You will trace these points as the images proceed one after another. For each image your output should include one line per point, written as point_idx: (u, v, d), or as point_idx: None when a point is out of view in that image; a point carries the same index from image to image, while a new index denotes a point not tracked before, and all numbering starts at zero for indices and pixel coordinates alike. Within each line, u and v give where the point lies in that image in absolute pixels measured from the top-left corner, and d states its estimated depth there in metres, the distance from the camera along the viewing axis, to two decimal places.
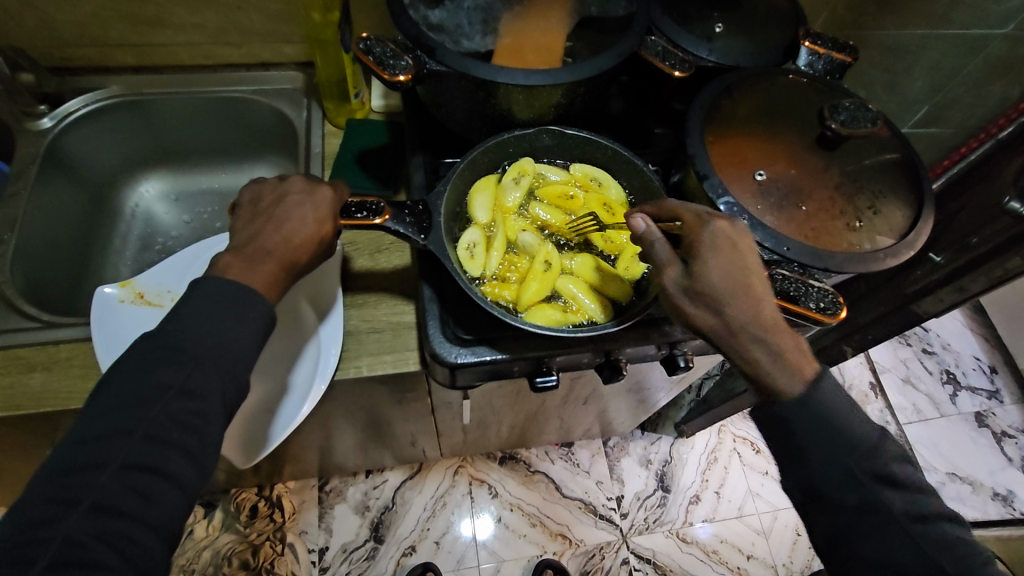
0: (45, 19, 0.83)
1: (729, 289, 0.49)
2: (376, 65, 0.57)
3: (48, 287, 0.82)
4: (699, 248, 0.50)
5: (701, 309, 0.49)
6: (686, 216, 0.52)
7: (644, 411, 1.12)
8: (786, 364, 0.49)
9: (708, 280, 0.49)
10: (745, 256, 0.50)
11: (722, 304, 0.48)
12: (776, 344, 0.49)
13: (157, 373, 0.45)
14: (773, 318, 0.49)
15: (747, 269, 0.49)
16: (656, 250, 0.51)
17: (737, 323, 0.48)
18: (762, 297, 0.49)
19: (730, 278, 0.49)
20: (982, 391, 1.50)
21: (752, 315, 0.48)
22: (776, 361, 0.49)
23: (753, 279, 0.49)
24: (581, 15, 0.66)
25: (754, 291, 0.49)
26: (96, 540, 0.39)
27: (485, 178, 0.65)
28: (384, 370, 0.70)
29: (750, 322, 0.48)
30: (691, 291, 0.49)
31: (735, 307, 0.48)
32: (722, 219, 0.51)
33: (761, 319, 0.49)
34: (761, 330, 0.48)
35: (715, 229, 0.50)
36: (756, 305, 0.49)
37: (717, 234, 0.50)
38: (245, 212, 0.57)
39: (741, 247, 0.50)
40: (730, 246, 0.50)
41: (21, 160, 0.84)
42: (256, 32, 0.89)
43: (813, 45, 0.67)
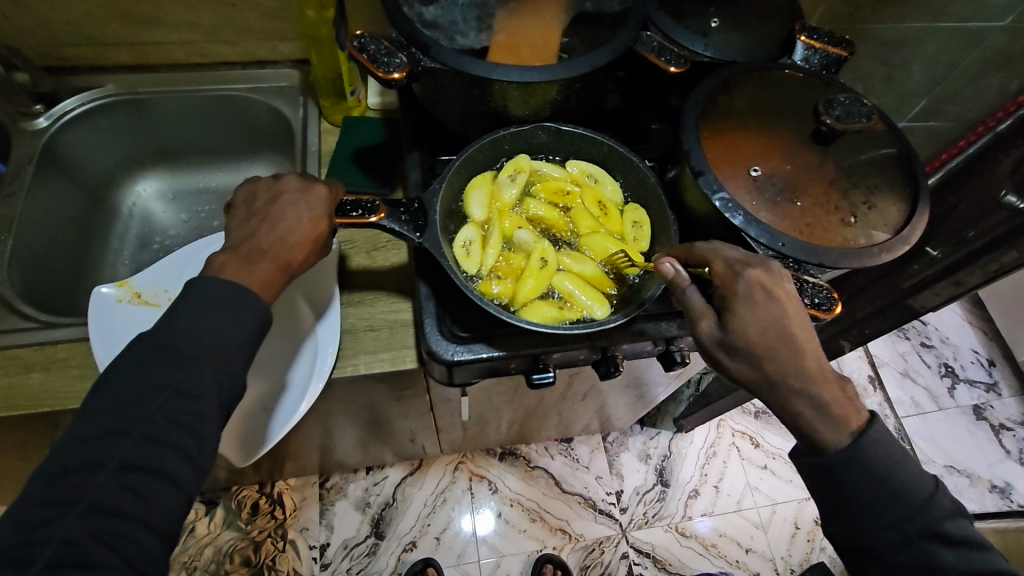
0: (39, 18, 0.83)
1: (768, 342, 0.47)
2: (371, 62, 0.56)
3: (46, 287, 0.82)
4: (731, 301, 0.48)
5: (736, 362, 0.48)
6: (717, 265, 0.49)
7: (642, 406, 1.12)
8: (831, 413, 0.48)
9: (742, 335, 0.47)
10: (782, 307, 0.47)
11: (757, 358, 0.47)
12: (821, 395, 0.47)
13: (154, 374, 0.45)
14: (817, 368, 0.47)
15: (787, 320, 0.47)
16: (690, 300, 0.50)
17: (773, 375, 0.47)
18: (803, 347, 0.47)
19: (767, 334, 0.47)
20: (980, 383, 1.50)
21: (794, 366, 0.46)
22: (822, 411, 0.47)
23: (794, 329, 0.47)
24: (575, 11, 0.66)
25: (793, 342, 0.47)
26: (93, 539, 0.40)
27: (480, 175, 0.65)
28: (381, 368, 0.70)
29: (792, 374, 0.46)
30: (726, 344, 0.48)
31: (772, 362, 0.47)
32: (756, 268, 0.48)
33: (805, 371, 0.46)
34: (803, 383, 0.46)
35: (749, 281, 0.48)
36: (798, 358, 0.46)
37: (751, 285, 0.47)
38: (241, 211, 0.57)
39: (778, 298, 0.47)
40: (767, 297, 0.47)
41: (16, 160, 0.84)
42: (251, 29, 0.89)
43: (809, 39, 0.66)
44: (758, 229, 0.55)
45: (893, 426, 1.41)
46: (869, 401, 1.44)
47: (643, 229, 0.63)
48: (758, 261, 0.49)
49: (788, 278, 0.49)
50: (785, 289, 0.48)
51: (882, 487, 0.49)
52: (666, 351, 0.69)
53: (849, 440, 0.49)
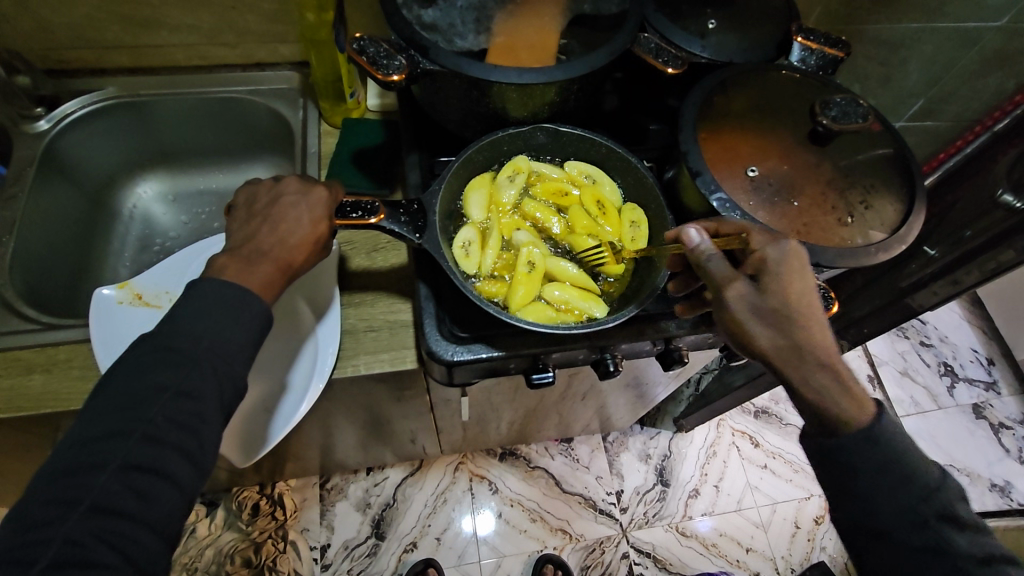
0: (39, 22, 0.83)
1: (799, 307, 0.49)
2: (370, 65, 0.56)
3: (47, 288, 0.83)
4: (769, 265, 0.50)
5: (767, 326, 0.49)
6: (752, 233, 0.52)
7: (642, 406, 1.13)
8: (846, 391, 0.49)
9: (779, 298, 0.49)
10: (811, 279, 0.50)
11: (790, 319, 0.48)
12: (834, 368, 0.49)
13: (155, 375, 0.45)
14: (834, 344, 0.49)
15: (814, 292, 0.50)
16: (712, 267, 0.50)
17: (803, 339, 0.48)
18: (825, 320, 0.49)
19: (802, 298, 0.49)
20: (980, 382, 1.50)
21: (820, 334, 0.48)
22: (838, 387, 0.49)
23: (818, 302, 0.50)
24: (573, 14, 0.66)
25: (818, 313, 0.49)
26: (95, 539, 0.40)
27: (479, 176, 0.65)
28: (381, 368, 0.71)
29: (817, 342, 0.48)
30: (757, 308, 0.49)
31: (805, 325, 0.48)
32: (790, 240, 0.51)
33: (827, 343, 0.49)
34: (825, 353, 0.48)
35: (784, 250, 0.50)
36: (823, 328, 0.49)
37: (787, 254, 0.50)
38: (242, 213, 0.57)
39: (807, 269, 0.50)
40: (799, 268, 0.50)
41: (18, 163, 0.84)
42: (250, 31, 0.89)
43: (806, 40, 0.67)
44: (755, 229, 0.55)
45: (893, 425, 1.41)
46: (869, 400, 1.44)
47: (642, 229, 0.63)
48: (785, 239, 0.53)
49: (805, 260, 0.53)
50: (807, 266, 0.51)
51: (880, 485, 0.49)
52: (664, 351, 0.69)
53: (845, 437, 0.49)
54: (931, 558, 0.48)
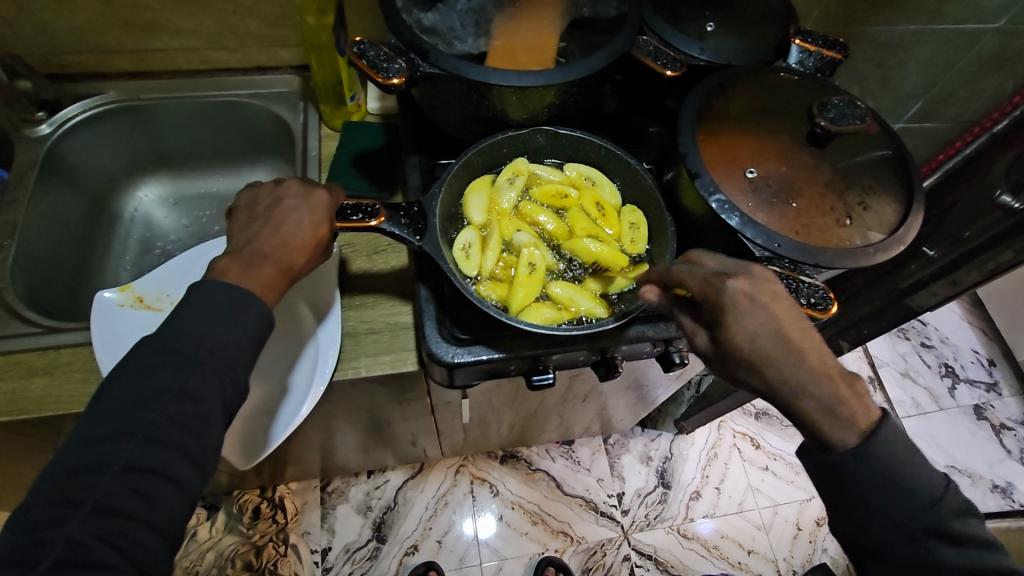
0: (42, 26, 0.83)
1: (765, 348, 0.45)
2: (370, 68, 0.57)
3: (48, 292, 0.83)
4: (717, 315, 0.46)
5: (739, 373, 0.46)
6: (693, 280, 0.48)
7: (643, 407, 1.12)
8: (840, 410, 0.46)
9: (739, 345, 0.45)
10: (771, 311, 0.45)
11: (757, 367, 0.45)
12: (832, 394, 0.45)
13: (158, 376, 0.46)
14: (820, 366, 0.45)
15: (780, 324, 0.45)
16: (681, 319, 0.50)
17: (777, 382, 0.45)
18: (800, 346, 0.45)
19: (761, 342, 0.45)
20: (981, 383, 1.50)
21: (796, 368, 0.45)
22: (832, 411, 0.46)
23: (787, 332, 0.45)
24: (572, 16, 0.67)
25: (793, 344, 0.45)
26: (99, 540, 0.40)
27: (479, 179, 0.65)
28: (382, 370, 0.71)
29: (796, 379, 0.45)
30: (721, 356, 0.47)
31: (774, 367, 0.45)
32: (737, 277, 0.46)
33: (809, 373, 0.45)
34: (809, 384, 0.45)
35: (732, 290, 0.46)
36: (798, 360, 0.45)
37: (735, 294, 0.46)
38: (243, 216, 0.57)
39: (764, 302, 0.46)
40: (754, 304, 0.46)
41: (20, 167, 0.85)
42: (251, 36, 0.89)
43: (804, 42, 0.68)
44: (754, 230, 0.56)
45: (894, 427, 1.41)
46: (870, 402, 1.44)
47: (641, 231, 0.64)
48: (738, 268, 0.48)
49: (769, 278, 0.47)
50: (769, 291, 0.46)
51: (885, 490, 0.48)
52: (665, 352, 0.69)
53: (829, 444, 0.48)
54: (916, 563, 0.48)
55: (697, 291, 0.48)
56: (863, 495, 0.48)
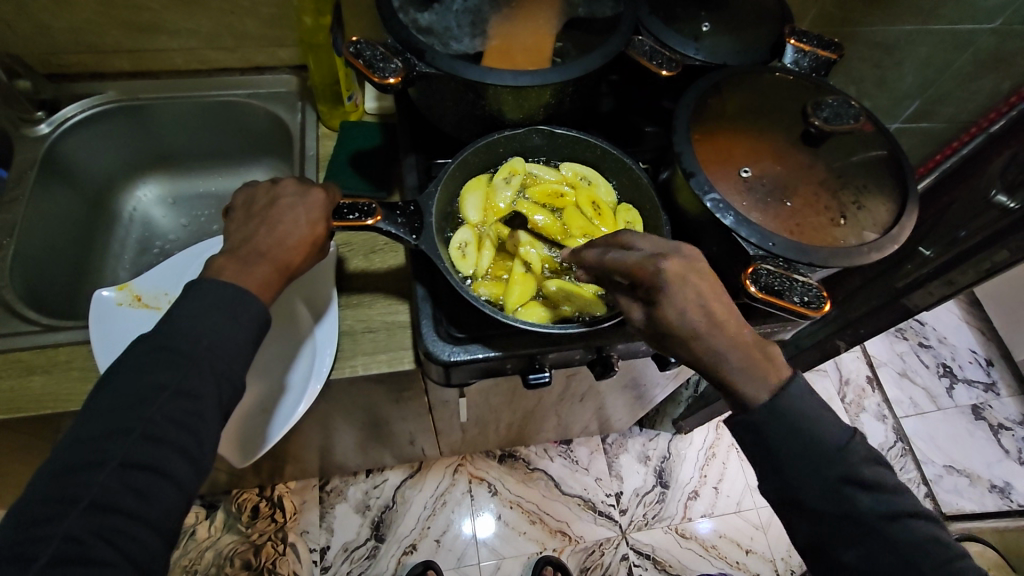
0: (42, 26, 0.84)
1: (695, 326, 0.45)
2: (367, 68, 0.57)
3: (48, 291, 0.83)
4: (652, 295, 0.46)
5: (670, 348, 0.47)
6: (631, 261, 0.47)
7: (641, 406, 1.12)
8: (755, 373, 0.46)
9: (670, 323, 0.46)
10: (697, 289, 0.45)
11: (687, 340, 0.46)
12: (751, 362, 0.46)
13: (155, 374, 0.46)
14: (739, 334, 0.46)
15: (706, 301, 0.45)
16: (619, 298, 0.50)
17: (703, 353, 0.46)
18: (723, 319, 0.46)
19: (691, 319, 0.45)
20: (979, 383, 1.51)
21: (720, 342, 0.45)
22: (749, 375, 0.46)
23: (713, 305, 0.46)
24: (568, 16, 0.67)
25: (721, 320, 0.46)
26: (96, 536, 0.40)
27: (476, 178, 0.66)
28: (379, 369, 0.71)
29: (719, 349, 0.45)
30: (654, 332, 0.47)
31: (701, 339, 0.45)
32: (670, 258, 0.46)
33: (729, 343, 0.46)
34: (729, 352, 0.46)
35: (666, 273, 0.45)
36: (720, 331, 0.45)
37: (669, 277, 0.45)
38: (240, 215, 0.58)
39: (693, 280, 0.45)
40: (684, 286, 0.45)
41: (18, 166, 0.85)
42: (250, 36, 0.90)
43: (799, 42, 0.67)
44: (748, 229, 0.56)
45: (892, 427, 1.41)
46: (868, 402, 1.44)
47: (637, 229, 0.64)
48: (671, 250, 0.47)
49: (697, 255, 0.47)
50: (699, 271, 0.46)
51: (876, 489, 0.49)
52: (661, 351, 0.70)
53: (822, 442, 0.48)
54: None
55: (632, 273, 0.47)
56: None
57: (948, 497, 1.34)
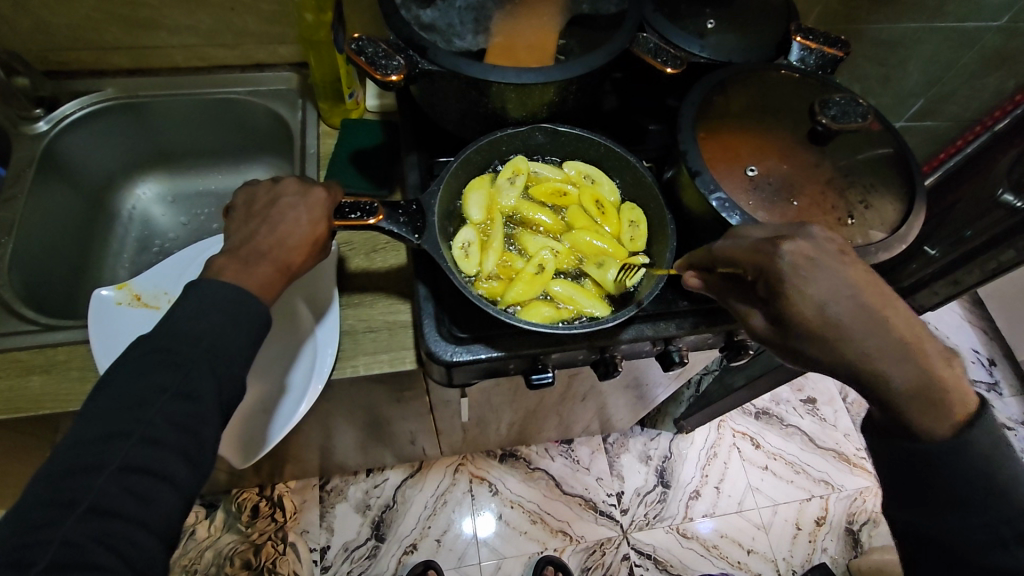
0: (39, 23, 0.83)
1: (841, 318, 0.42)
2: (368, 65, 0.56)
3: (46, 290, 0.83)
4: (777, 286, 0.44)
5: (808, 348, 0.44)
6: (742, 252, 0.47)
7: (643, 406, 1.12)
8: (931, 394, 0.43)
9: (809, 312, 0.43)
10: (835, 276, 0.43)
11: (835, 339, 0.43)
12: (920, 373, 0.42)
13: (154, 376, 0.45)
14: (910, 336, 0.42)
15: (853, 291, 0.43)
16: (733, 305, 0.50)
17: (856, 355, 0.42)
18: (882, 314, 0.42)
19: (833, 305, 0.42)
20: (981, 383, 1.50)
21: (877, 341, 0.42)
22: (932, 393, 0.43)
23: (863, 295, 0.43)
24: (572, 13, 0.66)
25: (878, 317, 0.42)
26: (94, 541, 0.40)
27: (478, 177, 0.65)
28: (380, 369, 0.70)
29: (879, 351, 0.42)
30: (785, 330, 0.45)
31: (858, 337, 0.42)
32: (797, 241, 0.44)
33: (895, 345, 0.42)
34: (896, 357, 0.42)
35: (792, 256, 0.44)
36: (878, 328, 0.42)
37: (795, 260, 0.44)
38: (241, 214, 0.57)
39: (826, 266, 0.43)
40: (817, 271, 0.43)
41: (17, 164, 0.84)
42: (249, 32, 0.89)
43: (805, 40, 0.67)
44: None
45: None
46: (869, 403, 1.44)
47: (641, 229, 0.64)
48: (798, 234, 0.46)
49: (829, 240, 0.45)
50: (836, 257, 0.44)
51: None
52: (665, 351, 0.69)
53: None
54: None
55: (750, 264, 0.46)
56: None
57: None
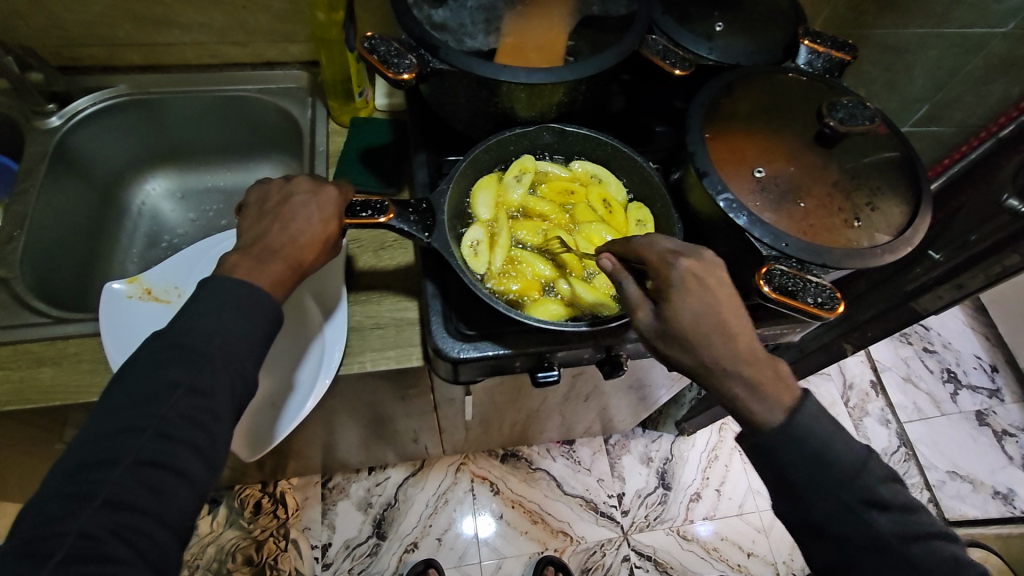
0: (54, 19, 0.84)
1: (701, 329, 0.47)
2: (381, 62, 0.57)
3: (57, 284, 0.84)
4: (665, 293, 0.48)
5: (675, 352, 0.49)
6: (651, 256, 0.50)
7: (645, 408, 1.12)
8: (769, 397, 0.48)
9: (679, 323, 0.47)
10: (714, 295, 0.47)
11: (693, 346, 0.47)
12: (755, 380, 0.47)
13: (169, 371, 0.46)
14: (749, 352, 0.47)
15: (718, 307, 0.47)
16: (627, 290, 0.50)
17: (710, 360, 0.47)
18: (734, 332, 0.47)
19: (699, 317, 0.47)
20: (982, 389, 1.50)
21: (726, 350, 0.47)
22: (757, 393, 0.48)
23: (725, 312, 0.47)
24: (582, 14, 0.67)
25: (730, 329, 0.47)
26: (111, 534, 0.40)
27: (488, 176, 0.66)
28: (387, 365, 0.71)
29: (725, 360, 0.47)
30: (663, 333, 0.48)
31: (710, 346, 0.47)
32: (688, 257, 0.49)
33: (736, 356, 0.47)
34: (735, 365, 0.47)
35: (682, 271, 0.48)
36: (728, 339, 0.47)
37: (682, 276, 0.48)
38: (253, 212, 0.58)
39: (708, 285, 0.48)
40: (699, 286, 0.48)
41: (30, 158, 0.85)
42: (262, 31, 0.90)
43: (813, 44, 0.68)
44: (762, 230, 0.56)
45: (895, 432, 1.41)
46: (871, 407, 1.44)
47: (649, 228, 0.64)
48: (691, 250, 0.50)
49: (720, 266, 0.49)
50: (717, 277, 0.48)
51: (871, 490, 0.49)
52: None
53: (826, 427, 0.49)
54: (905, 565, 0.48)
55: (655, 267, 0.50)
56: (850, 486, 0.49)
57: (949, 503, 1.33)
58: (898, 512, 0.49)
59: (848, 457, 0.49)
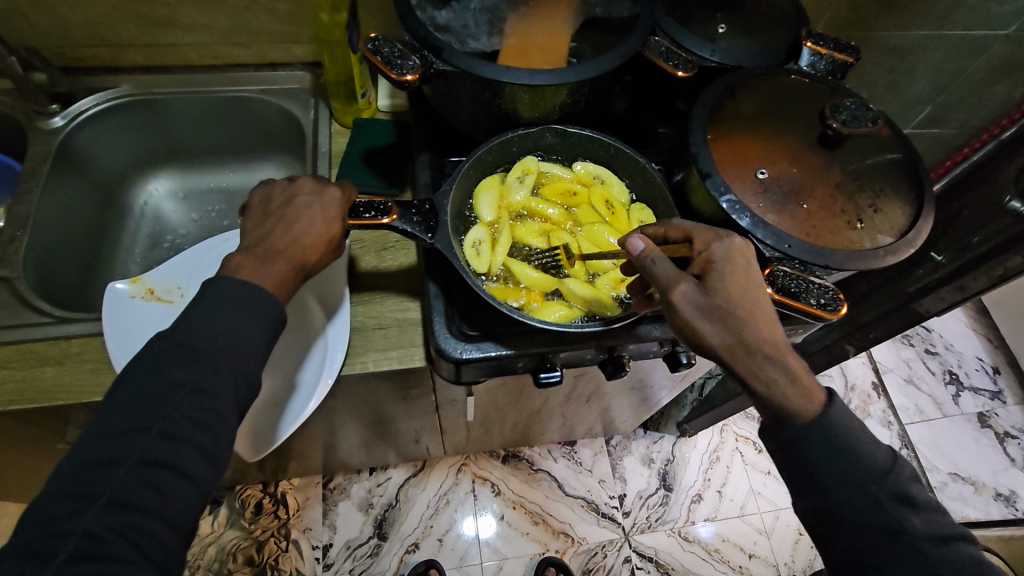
0: (57, 20, 0.84)
1: (745, 304, 0.48)
2: (384, 63, 0.57)
3: (60, 283, 0.84)
4: (712, 267, 0.49)
5: (715, 329, 0.47)
6: (696, 234, 0.52)
7: (646, 409, 1.12)
8: (797, 387, 0.48)
9: (724, 297, 0.48)
10: (756, 275, 0.49)
11: (737, 321, 0.47)
12: (788, 364, 0.48)
13: (173, 371, 0.46)
14: (784, 335, 0.48)
15: (759, 287, 0.49)
16: (660, 269, 0.49)
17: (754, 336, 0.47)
18: (772, 315, 0.48)
19: (743, 292, 0.48)
20: (985, 391, 1.50)
21: (766, 328, 0.48)
22: (790, 379, 0.48)
23: (763, 293, 0.49)
24: (585, 16, 0.67)
25: (768, 309, 0.49)
26: (116, 534, 0.40)
27: (490, 177, 0.66)
28: (390, 366, 0.71)
29: (765, 338, 0.47)
30: (705, 308, 0.47)
31: (753, 322, 0.47)
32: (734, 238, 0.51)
33: (774, 336, 0.48)
34: (774, 346, 0.47)
35: (729, 247, 0.50)
36: (767, 319, 0.48)
37: (730, 251, 0.50)
38: (256, 213, 0.58)
39: (751, 266, 0.50)
40: (744, 264, 0.50)
41: (33, 158, 0.85)
42: (264, 32, 0.90)
43: (815, 45, 0.68)
44: (764, 231, 0.56)
45: (897, 434, 1.41)
46: (872, 409, 1.44)
47: None
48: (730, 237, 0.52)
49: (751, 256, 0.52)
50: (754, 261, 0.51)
51: (873, 491, 0.49)
52: (672, 352, 0.69)
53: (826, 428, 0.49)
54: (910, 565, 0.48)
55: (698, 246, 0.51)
56: (851, 487, 0.49)
57: (951, 505, 1.33)
58: (901, 513, 0.49)
59: (850, 458, 0.49)
